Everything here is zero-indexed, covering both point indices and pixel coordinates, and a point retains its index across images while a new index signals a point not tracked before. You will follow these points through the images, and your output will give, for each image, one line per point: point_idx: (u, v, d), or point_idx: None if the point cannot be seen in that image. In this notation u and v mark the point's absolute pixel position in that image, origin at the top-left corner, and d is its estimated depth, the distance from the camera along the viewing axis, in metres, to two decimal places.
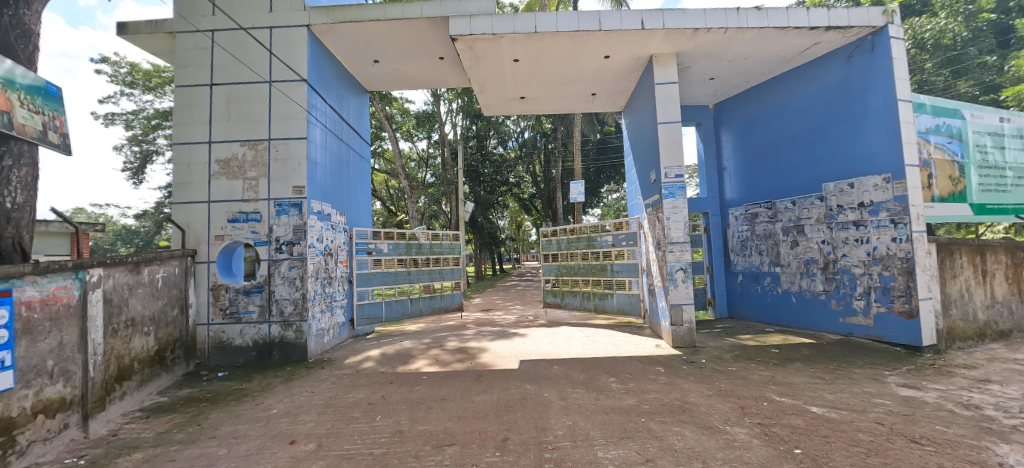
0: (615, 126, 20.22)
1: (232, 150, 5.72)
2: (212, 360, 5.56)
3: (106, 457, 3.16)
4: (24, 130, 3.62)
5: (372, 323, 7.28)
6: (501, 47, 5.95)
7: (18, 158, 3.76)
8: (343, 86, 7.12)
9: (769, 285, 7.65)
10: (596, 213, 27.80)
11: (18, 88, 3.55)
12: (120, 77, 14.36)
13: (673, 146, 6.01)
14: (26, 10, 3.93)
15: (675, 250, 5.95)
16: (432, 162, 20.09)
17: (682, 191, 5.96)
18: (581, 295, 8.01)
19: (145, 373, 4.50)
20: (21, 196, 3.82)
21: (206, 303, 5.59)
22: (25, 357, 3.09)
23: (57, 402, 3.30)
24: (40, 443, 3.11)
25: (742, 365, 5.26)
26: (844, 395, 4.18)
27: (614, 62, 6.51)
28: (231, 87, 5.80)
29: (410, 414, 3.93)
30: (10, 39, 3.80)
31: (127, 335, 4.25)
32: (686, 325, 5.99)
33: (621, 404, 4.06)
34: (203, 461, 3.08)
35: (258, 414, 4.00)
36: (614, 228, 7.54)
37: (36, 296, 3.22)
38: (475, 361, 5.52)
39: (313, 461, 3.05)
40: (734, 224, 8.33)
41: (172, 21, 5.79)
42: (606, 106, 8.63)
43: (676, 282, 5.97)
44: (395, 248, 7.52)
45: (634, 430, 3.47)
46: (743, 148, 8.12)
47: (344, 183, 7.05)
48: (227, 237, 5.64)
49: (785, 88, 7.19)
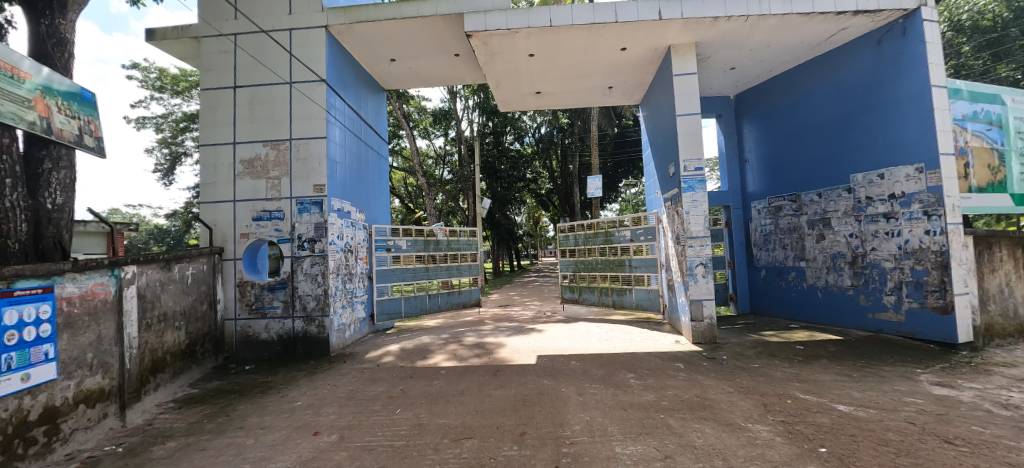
0: (634, 120, 19.86)
1: (256, 150, 5.87)
2: (239, 354, 5.75)
3: (141, 445, 3.34)
4: (62, 135, 3.85)
5: (392, 319, 7.38)
6: (516, 42, 5.92)
7: (57, 161, 4.00)
8: (361, 85, 7.21)
9: (793, 280, 7.44)
10: (614, 210, 27.50)
11: (55, 95, 3.79)
12: (150, 82, 14.98)
13: (692, 139, 5.87)
14: (61, 20, 4.14)
15: (695, 245, 5.84)
16: (449, 159, 20.18)
17: (702, 185, 5.84)
18: (598, 291, 7.97)
19: (176, 366, 4.68)
20: (61, 197, 4.03)
21: (233, 299, 5.78)
22: (67, 350, 3.27)
23: (97, 392, 3.50)
24: (82, 431, 3.31)
25: (765, 362, 5.15)
26: (872, 393, 4.05)
27: (630, 54, 6.39)
28: (253, 89, 5.94)
29: (428, 408, 3.98)
30: (47, 47, 4.02)
31: (160, 330, 4.43)
32: (706, 322, 5.87)
33: (640, 400, 4.03)
34: (232, 451, 3.20)
35: (282, 406, 4.12)
36: (632, 223, 7.45)
37: (76, 292, 3.39)
38: (493, 356, 5.55)
39: (335, 452, 3.13)
40: (756, 217, 8.10)
41: (197, 26, 5.96)
42: (623, 99, 8.49)
43: (695, 278, 5.86)
44: (413, 245, 7.62)
45: (652, 426, 3.45)
46: (766, 140, 7.89)
47: (363, 181, 7.15)
48: (252, 235, 5.80)
49: (811, 76, 6.94)
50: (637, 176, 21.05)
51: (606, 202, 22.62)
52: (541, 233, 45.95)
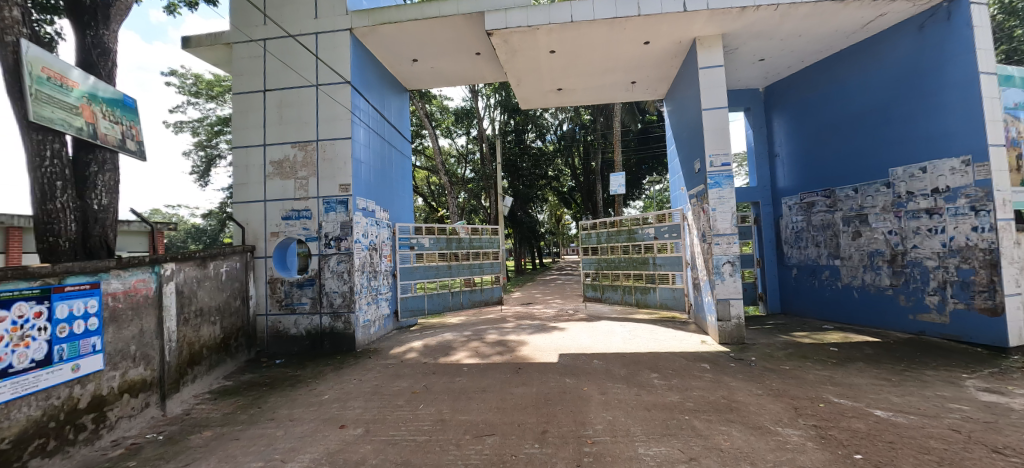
0: (658, 115, 19.42)
1: (285, 152, 6.05)
2: (270, 348, 5.97)
3: (180, 434, 3.52)
4: (107, 139, 4.18)
5: (415, 316, 7.49)
6: (537, 39, 5.89)
7: (102, 165, 4.24)
8: (384, 86, 7.34)
9: (827, 279, 7.14)
10: (637, 207, 27.02)
11: (100, 102, 4.09)
12: (187, 88, 15.66)
13: (718, 133, 5.71)
14: (105, 31, 4.37)
15: (722, 242, 5.68)
16: (471, 157, 20.30)
17: (729, 180, 5.68)
18: (622, 289, 7.87)
19: (212, 359, 4.90)
20: (106, 199, 4.26)
21: (265, 295, 6.00)
22: (112, 342, 3.47)
23: (139, 383, 3.71)
24: (126, 419, 3.53)
25: (796, 364, 4.97)
26: (912, 399, 3.85)
27: (654, 48, 6.26)
28: (282, 92, 6.13)
29: (451, 404, 4.03)
30: (93, 57, 4.26)
31: (196, 324, 4.64)
32: (733, 322, 5.71)
33: (664, 400, 3.96)
34: (263, 441, 3.33)
35: (310, 399, 4.25)
36: (656, 221, 7.32)
37: (120, 288, 3.58)
38: (515, 354, 5.56)
39: (361, 446, 3.21)
40: (787, 214, 7.81)
41: (229, 33, 6.19)
42: (646, 94, 8.33)
43: (722, 276, 5.70)
44: (436, 243, 7.71)
45: (676, 427, 3.39)
46: (797, 133, 7.59)
47: (387, 180, 7.27)
48: (282, 234, 6.00)
49: (845, 66, 6.63)
50: (661, 172, 20.61)
51: (629, 200, 22.24)
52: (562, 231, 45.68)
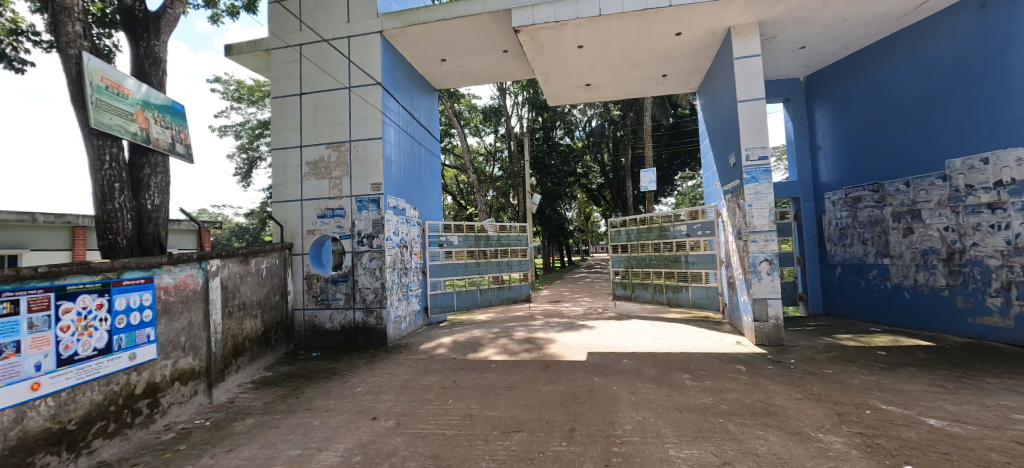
0: (691, 108, 18.81)
1: (320, 152, 6.27)
2: (307, 341, 6.23)
3: (225, 420, 3.74)
4: (159, 144, 4.47)
5: (445, 312, 7.62)
6: (564, 34, 5.83)
7: (155, 167, 4.54)
8: (414, 86, 7.46)
9: (875, 279, 6.73)
10: (668, 203, 26.33)
11: (152, 108, 4.38)
12: (230, 94, 16.51)
13: (754, 126, 5.49)
14: (155, 42, 4.66)
15: (759, 240, 5.46)
16: (499, 155, 20.34)
17: (767, 175, 5.44)
18: (652, 287, 7.70)
19: (254, 350, 5.16)
20: (158, 199, 4.55)
21: (302, 291, 6.25)
22: (165, 333, 3.73)
23: (189, 372, 3.96)
24: (177, 405, 3.78)
25: (839, 368, 4.72)
26: (971, 408, 3.58)
27: (686, 39, 6.06)
28: (317, 95, 6.35)
29: (479, 400, 4.08)
30: (145, 67, 4.56)
31: (240, 317, 4.90)
32: (771, 322, 5.48)
33: (696, 402, 3.86)
34: (301, 430, 3.49)
35: (345, 392, 4.40)
36: (689, 218, 7.13)
37: (171, 283, 3.83)
38: (543, 352, 5.56)
39: (392, 437, 3.31)
40: (830, 210, 7.40)
41: (268, 40, 6.48)
42: (678, 87, 8.09)
43: (759, 275, 5.48)
44: (465, 241, 7.79)
45: (709, 430, 3.29)
46: (840, 124, 7.18)
47: (417, 179, 7.41)
48: (318, 232, 6.23)
49: (895, 52, 6.22)
50: (694, 168, 19.98)
51: (661, 196, 21.68)
52: (591, 228, 45.04)
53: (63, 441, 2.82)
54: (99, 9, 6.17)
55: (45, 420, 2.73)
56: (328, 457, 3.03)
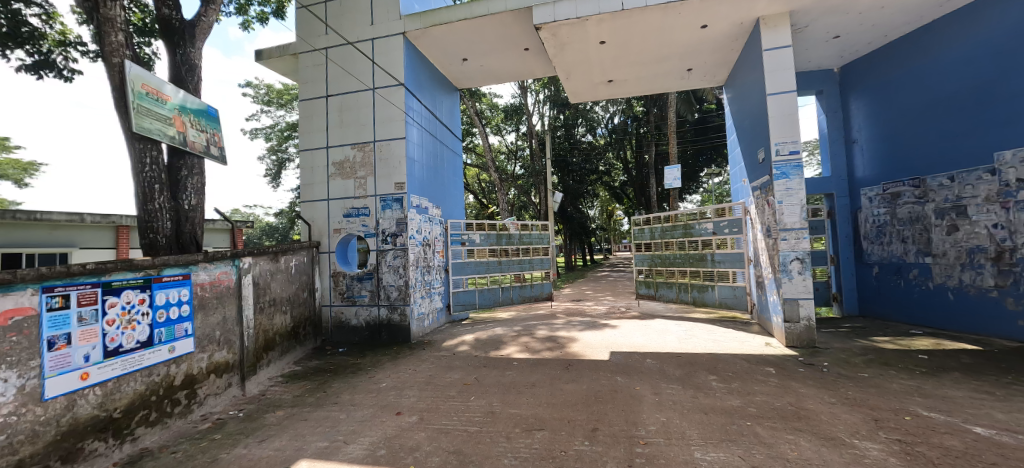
0: (717, 103, 18.28)
1: (346, 153, 6.43)
2: (334, 337, 6.41)
3: (257, 412, 3.89)
4: (195, 146, 4.68)
5: (467, 309, 7.69)
6: (586, 30, 5.77)
7: (192, 169, 4.76)
8: (436, 86, 7.54)
9: (916, 279, 6.40)
10: (693, 201, 25.69)
11: (188, 112, 4.58)
12: (261, 97, 17.10)
13: (784, 120, 5.30)
14: (191, 49, 4.87)
15: (789, 238, 5.27)
16: (521, 154, 20.31)
17: (798, 171, 5.24)
18: (677, 287, 7.53)
19: (284, 345, 5.35)
20: (195, 199, 4.76)
21: (329, 288, 6.43)
22: (202, 327, 3.91)
23: (223, 365, 4.14)
24: (213, 396, 3.96)
25: (876, 372, 4.51)
26: (1023, 416, 3.36)
27: (712, 31, 5.90)
28: (342, 97, 6.50)
29: (501, 397, 4.10)
30: (182, 74, 4.78)
31: (270, 313, 5.09)
32: (802, 323, 5.29)
33: (723, 404, 3.77)
34: (328, 423, 3.60)
35: (370, 387, 4.51)
36: (715, 215, 6.95)
37: (207, 279, 4.01)
38: (565, 351, 5.54)
39: (416, 432, 3.37)
40: (866, 206, 7.07)
41: (296, 44, 6.67)
42: (703, 81, 7.87)
43: (790, 274, 5.29)
44: (486, 239, 7.83)
45: (736, 433, 3.21)
46: (877, 117, 6.84)
47: (439, 178, 7.49)
48: (344, 230, 6.39)
49: (937, 39, 5.88)
50: (721, 164, 19.41)
51: (685, 193, 21.18)
52: (614, 226, 44.45)
53: (110, 428, 3.01)
54: (139, 19, 6.50)
55: (93, 408, 2.91)
56: (354, 449, 3.11)
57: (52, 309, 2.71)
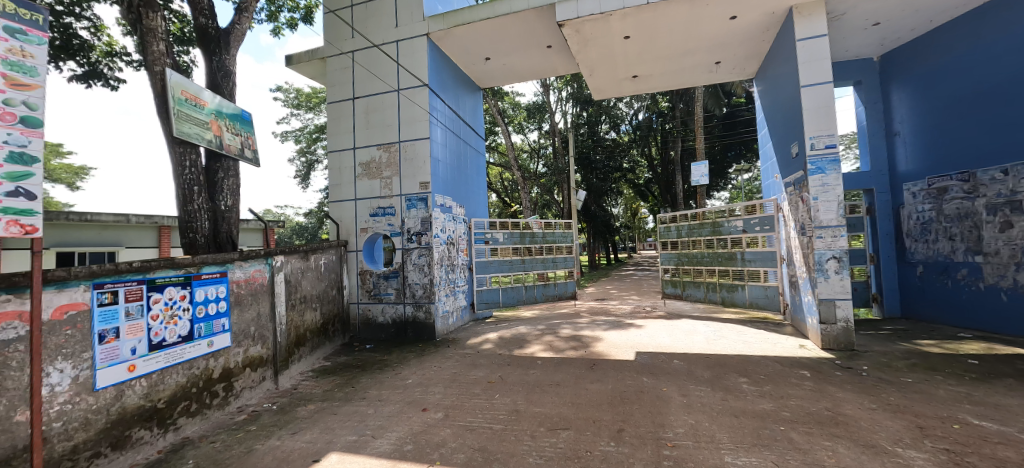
0: (747, 97, 17.66)
1: (372, 154, 6.56)
2: (361, 333, 6.56)
3: (289, 405, 4.03)
4: (231, 149, 4.86)
5: (490, 308, 7.73)
6: (610, 26, 5.69)
7: (228, 171, 4.97)
8: (459, 86, 7.59)
9: (965, 279, 6.02)
10: (721, 197, 24.94)
11: (223, 117, 4.76)
12: (291, 101, 17.68)
13: (820, 112, 5.08)
14: (226, 56, 5.07)
15: (825, 236, 5.06)
16: (544, 152, 20.24)
17: (835, 166, 5.02)
18: (705, 286, 7.34)
19: (314, 341, 5.52)
20: (230, 200, 4.96)
21: (356, 286, 6.58)
22: (238, 323, 4.08)
23: (258, 359, 4.30)
24: (248, 389, 4.13)
25: (921, 377, 4.27)
26: None
27: (742, 22, 5.70)
28: (368, 98, 6.64)
29: (525, 396, 4.11)
30: (218, 80, 5.00)
31: (301, 310, 5.26)
32: (840, 325, 5.06)
33: (755, 408, 3.65)
34: (357, 418, 3.69)
35: (397, 383, 4.60)
36: (745, 212, 6.74)
37: (242, 277, 4.18)
38: (590, 350, 5.49)
39: (442, 429, 3.41)
40: (909, 202, 6.69)
41: (324, 48, 6.85)
42: (732, 75, 7.63)
43: (826, 274, 5.08)
44: (510, 238, 7.84)
45: (769, 437, 3.10)
46: (921, 107, 6.46)
47: (463, 177, 7.55)
48: (370, 229, 6.53)
49: (990, 23, 5.50)
50: (750, 160, 18.77)
51: (713, 190, 20.58)
52: (639, 224, 43.67)
53: (154, 417, 3.18)
54: (178, 29, 6.81)
55: (140, 398, 3.08)
56: (382, 444, 3.18)
57: (102, 304, 2.87)
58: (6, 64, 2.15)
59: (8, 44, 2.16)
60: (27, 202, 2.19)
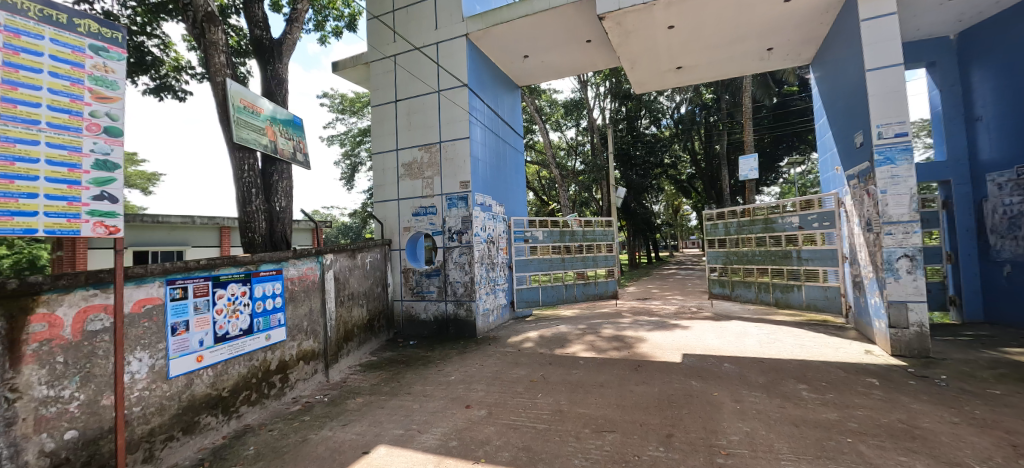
0: (800, 84, 16.58)
1: (414, 155, 6.72)
2: (405, 330, 6.74)
3: (339, 398, 4.20)
4: (284, 153, 5.11)
5: (531, 306, 7.71)
6: (653, 16, 5.51)
7: (282, 174, 5.27)
8: (497, 85, 7.62)
9: None
10: (772, 192, 23.59)
11: (278, 123, 5.02)
12: (336, 106, 18.48)
13: (888, 98, 4.67)
14: (279, 65, 5.36)
15: (896, 232, 4.64)
16: (581, 149, 20.03)
17: (906, 155, 4.58)
18: (756, 286, 6.96)
19: (361, 336, 5.72)
20: (284, 201, 5.24)
21: (400, 283, 6.77)
22: (292, 318, 4.30)
23: (310, 353, 4.51)
24: (302, 381, 4.34)
25: (1014, 389, 3.81)
26: None
27: (799, 4, 5.32)
28: (410, 100, 6.80)
29: (569, 396, 4.05)
30: (273, 87, 5.29)
31: (349, 306, 5.46)
32: (913, 330, 4.63)
33: (817, 417, 3.40)
34: (403, 412, 3.78)
35: (440, 379, 4.67)
36: (800, 208, 6.32)
37: (296, 274, 4.40)
38: (633, 351, 5.34)
39: (485, 426, 3.43)
40: (995, 194, 6.01)
41: (368, 54, 7.09)
42: (786, 61, 7.17)
43: (896, 274, 4.66)
44: (550, 236, 7.76)
45: (835, 450, 2.88)
46: (1008, 88, 5.79)
47: (502, 176, 7.58)
48: (413, 228, 6.69)
49: None
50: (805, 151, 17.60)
51: (763, 184, 19.49)
52: (682, 221, 42.08)
53: (220, 405, 3.40)
54: (235, 42, 7.27)
55: (207, 387, 3.30)
56: (428, 439, 3.23)
57: (174, 298, 3.10)
58: (91, 79, 2.35)
59: (93, 61, 2.37)
60: (111, 205, 2.39)
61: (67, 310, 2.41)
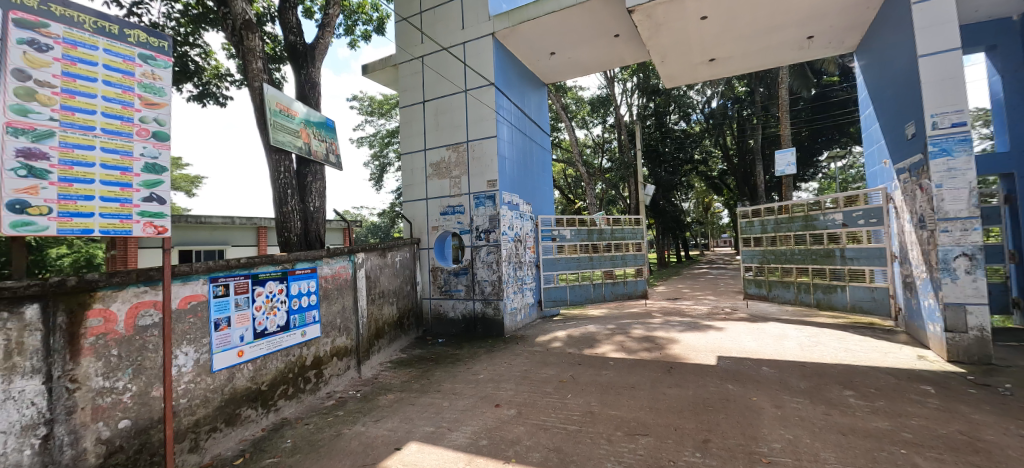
0: (841, 74, 15.78)
1: (441, 154, 6.79)
2: (433, 328, 6.82)
3: (371, 394, 4.29)
4: (317, 155, 5.26)
5: (558, 305, 7.67)
6: (685, 7, 5.34)
7: (316, 175, 5.42)
8: (524, 82, 7.60)
9: None
10: (810, 188, 22.58)
11: (311, 126, 5.17)
12: (365, 109, 18.93)
13: (943, 85, 4.35)
14: (312, 69, 5.51)
15: (953, 229, 4.32)
16: (608, 146, 19.74)
17: (965, 146, 4.26)
18: (795, 287, 6.69)
19: (391, 334, 5.82)
20: (318, 202, 5.40)
21: (428, 282, 6.85)
22: (326, 315, 4.42)
23: (343, 349, 4.62)
24: (335, 377, 4.45)
25: None
26: None
27: None
28: (437, 101, 6.87)
29: (599, 397, 3.98)
30: (307, 91, 5.45)
31: (380, 304, 5.57)
32: (972, 334, 4.30)
33: (866, 426, 3.20)
34: (433, 410, 3.81)
35: (469, 377, 4.69)
36: (843, 204, 6.00)
37: (329, 272, 4.52)
38: (665, 352, 5.20)
39: (515, 426, 3.41)
40: None
41: (396, 56, 7.21)
42: (827, 50, 6.82)
43: (953, 274, 4.34)
44: (577, 234, 7.71)
45: (887, 461, 2.70)
46: None
47: (529, 174, 7.55)
48: (441, 227, 6.77)
49: None
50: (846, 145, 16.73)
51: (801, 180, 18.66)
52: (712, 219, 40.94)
53: (259, 398, 3.53)
54: (271, 48, 7.54)
55: (247, 381, 3.43)
56: (459, 437, 3.25)
57: (217, 295, 3.24)
58: (140, 86, 2.47)
59: (142, 69, 2.48)
60: (160, 206, 2.50)
61: (121, 305, 2.55)
